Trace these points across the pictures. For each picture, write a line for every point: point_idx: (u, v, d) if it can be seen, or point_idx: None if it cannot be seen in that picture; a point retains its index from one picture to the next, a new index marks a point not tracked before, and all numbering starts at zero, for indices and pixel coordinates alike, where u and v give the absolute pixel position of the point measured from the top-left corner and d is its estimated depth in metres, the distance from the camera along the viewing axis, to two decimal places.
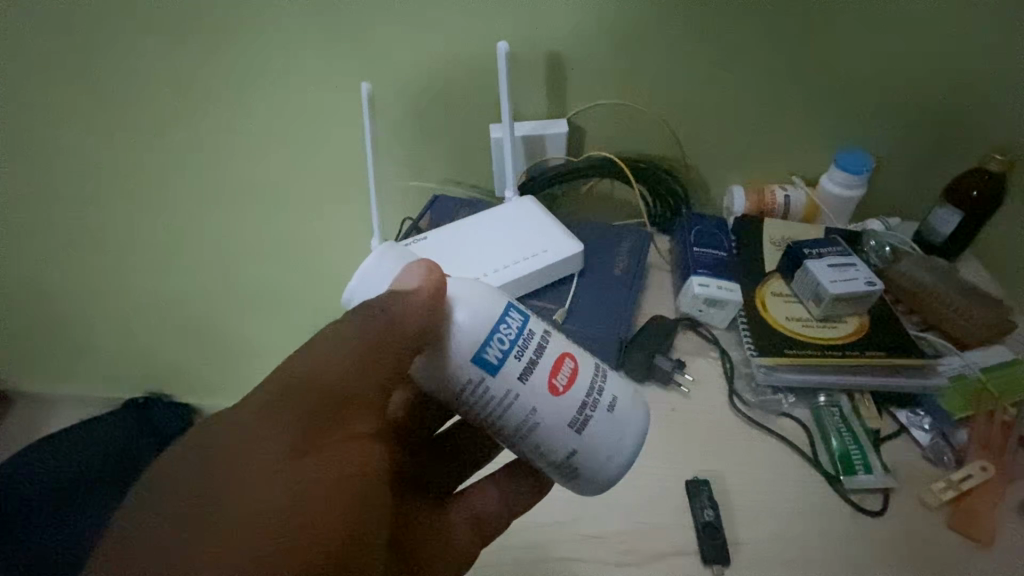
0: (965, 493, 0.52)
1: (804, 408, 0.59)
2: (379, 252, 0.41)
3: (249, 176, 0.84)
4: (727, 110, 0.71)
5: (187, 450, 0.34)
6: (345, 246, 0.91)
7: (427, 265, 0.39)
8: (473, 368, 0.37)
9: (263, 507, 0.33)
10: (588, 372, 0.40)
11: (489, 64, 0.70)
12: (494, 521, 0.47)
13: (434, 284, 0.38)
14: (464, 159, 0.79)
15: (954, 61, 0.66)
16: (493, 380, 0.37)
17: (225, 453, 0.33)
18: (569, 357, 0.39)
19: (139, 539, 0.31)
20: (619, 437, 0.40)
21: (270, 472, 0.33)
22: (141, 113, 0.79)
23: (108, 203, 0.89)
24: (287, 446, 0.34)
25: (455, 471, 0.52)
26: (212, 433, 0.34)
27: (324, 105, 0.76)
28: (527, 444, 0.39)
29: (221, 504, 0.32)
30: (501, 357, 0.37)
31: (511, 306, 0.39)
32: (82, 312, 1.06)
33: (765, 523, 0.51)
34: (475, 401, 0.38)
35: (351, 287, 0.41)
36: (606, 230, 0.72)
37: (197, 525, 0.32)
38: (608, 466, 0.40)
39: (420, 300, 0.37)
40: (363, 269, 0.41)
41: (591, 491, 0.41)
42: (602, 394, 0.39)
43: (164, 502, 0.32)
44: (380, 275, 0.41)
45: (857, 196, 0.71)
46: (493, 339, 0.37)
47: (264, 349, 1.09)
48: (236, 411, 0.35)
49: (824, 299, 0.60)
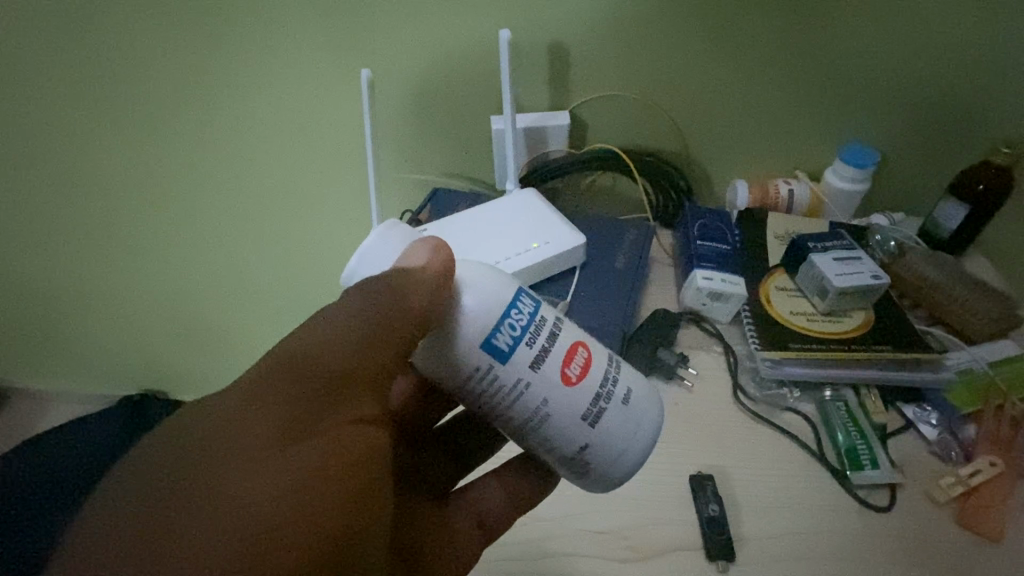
0: (974, 489, 0.51)
1: (810, 403, 0.58)
2: (382, 232, 0.40)
3: (246, 169, 0.82)
4: (731, 104, 0.71)
5: (177, 431, 0.33)
6: (342, 239, 0.89)
7: (435, 244, 0.38)
8: (483, 355, 0.36)
9: (257, 493, 0.32)
10: (601, 363, 0.39)
11: (490, 55, 0.69)
12: (496, 518, 0.46)
13: (442, 263, 0.37)
14: (465, 152, 0.78)
15: (961, 54, 0.65)
16: (503, 368, 0.36)
17: (218, 439, 0.32)
18: (582, 346, 0.39)
19: (114, 525, 0.30)
20: (633, 432, 0.39)
21: (267, 460, 0.32)
22: (136, 104, 0.77)
23: (102, 197, 0.88)
24: (283, 432, 0.33)
25: (456, 466, 0.51)
26: (202, 415, 0.34)
27: (322, 96, 0.75)
28: (537, 437, 0.38)
29: (214, 494, 0.31)
30: (511, 344, 0.36)
31: (521, 292, 0.38)
32: (77, 307, 1.05)
33: (769, 520, 0.50)
34: (481, 392, 0.37)
35: (350, 267, 0.40)
36: (608, 224, 0.71)
37: (182, 514, 0.30)
38: (619, 462, 0.39)
39: (425, 282, 0.36)
40: (363, 250, 0.40)
41: (600, 488, 0.40)
42: (616, 386, 0.39)
43: (147, 490, 0.31)
44: (382, 257, 0.40)
45: (861, 190, 0.70)
46: (503, 325, 0.37)
47: (259, 346, 1.08)
48: (230, 398, 0.34)
49: (830, 292, 0.59)
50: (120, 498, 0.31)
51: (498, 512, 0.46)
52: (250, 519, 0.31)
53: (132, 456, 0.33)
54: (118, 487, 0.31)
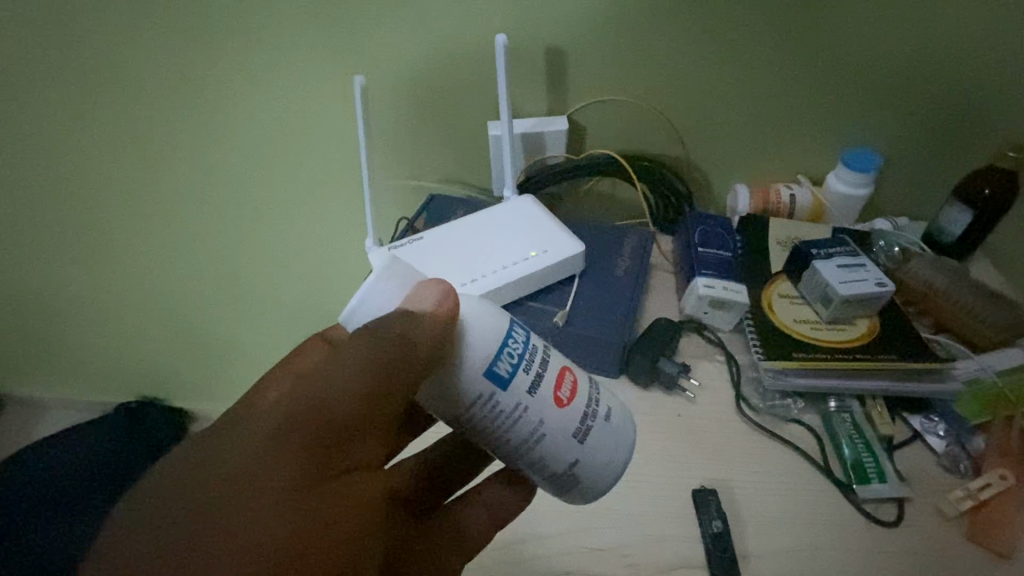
0: (984, 503, 0.50)
1: (813, 414, 0.57)
2: (384, 267, 0.38)
3: (241, 176, 0.81)
4: (733, 107, 0.69)
5: (202, 464, 0.34)
6: (339, 245, 0.88)
7: (445, 289, 0.37)
8: (485, 382, 0.35)
9: (277, 523, 0.33)
10: (586, 383, 0.39)
11: (486, 60, 0.68)
12: (477, 539, 0.46)
13: (450, 310, 0.36)
14: (464, 158, 0.77)
15: (966, 56, 0.64)
16: (503, 395, 0.36)
17: (240, 472, 0.33)
18: (569, 370, 0.39)
19: (152, 545, 0.32)
20: (617, 444, 0.39)
21: (284, 495, 0.33)
22: (127, 114, 0.76)
23: (94, 206, 0.87)
24: (300, 470, 0.34)
25: (438, 493, 0.50)
26: (223, 447, 0.34)
27: (316, 104, 0.74)
28: (531, 458, 0.37)
29: (238, 526, 0.33)
30: (511, 370, 0.36)
31: (514, 321, 0.38)
32: (71, 315, 1.03)
33: (774, 537, 0.49)
34: (483, 418, 0.36)
35: (352, 307, 0.37)
36: (608, 230, 0.70)
37: (211, 542, 0.32)
38: (605, 477, 0.39)
39: (434, 327, 0.35)
40: (364, 287, 0.37)
41: (583, 500, 0.40)
42: (598, 404, 0.39)
43: (177, 517, 0.32)
44: (387, 294, 0.37)
45: (864, 195, 0.69)
46: (503, 353, 0.36)
47: (260, 353, 1.07)
48: (251, 432, 0.34)
49: (834, 300, 0.58)
50: (144, 526, 0.32)
51: (481, 533, 0.46)
52: (254, 551, 0.32)
53: (162, 479, 0.34)
54: (147, 510, 0.33)
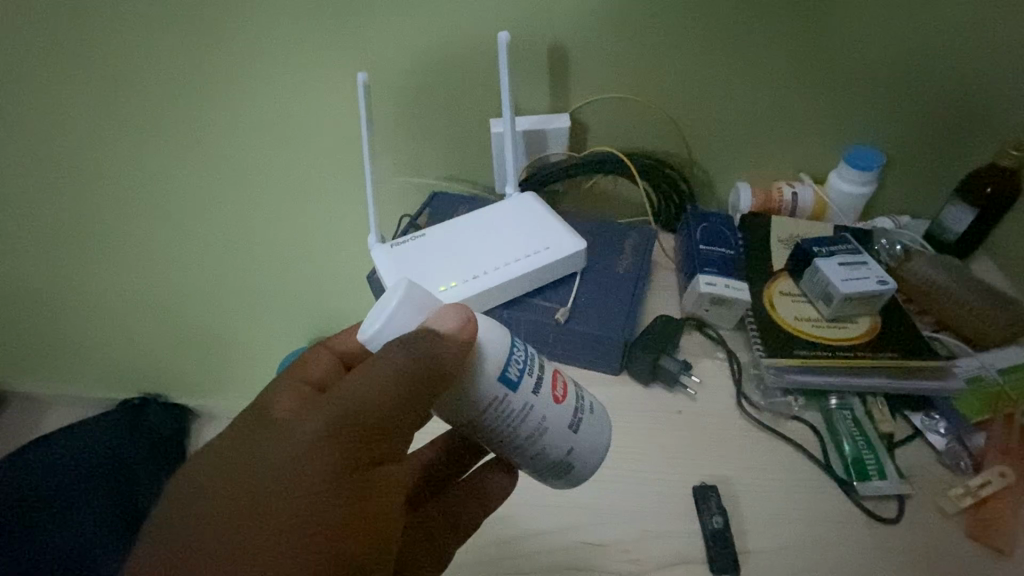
0: (985, 499, 0.50)
1: (815, 412, 0.57)
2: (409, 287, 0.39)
3: (243, 173, 0.81)
4: (735, 105, 0.69)
5: (242, 467, 0.36)
6: (340, 241, 0.88)
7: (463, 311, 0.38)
8: (498, 386, 0.38)
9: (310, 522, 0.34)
10: (572, 382, 0.42)
11: (487, 57, 0.68)
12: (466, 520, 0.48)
13: (469, 331, 0.37)
14: (466, 155, 0.77)
15: (968, 54, 0.64)
16: (513, 397, 0.38)
17: (275, 476, 0.35)
18: (559, 372, 0.42)
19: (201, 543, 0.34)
20: (603, 435, 0.42)
21: (316, 496, 0.35)
22: (130, 111, 0.76)
23: (97, 203, 0.87)
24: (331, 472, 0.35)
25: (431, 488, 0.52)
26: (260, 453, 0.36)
27: (318, 101, 0.74)
28: (532, 451, 0.40)
29: (274, 525, 0.34)
30: (519, 375, 0.38)
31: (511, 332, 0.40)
32: (74, 312, 1.04)
33: (774, 533, 0.49)
34: (495, 418, 0.38)
35: (378, 325, 0.38)
36: (609, 227, 0.70)
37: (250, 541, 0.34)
38: (591, 462, 0.42)
39: (455, 345, 0.36)
40: (390, 304, 0.38)
41: (568, 485, 0.43)
42: (584, 398, 0.42)
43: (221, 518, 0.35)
44: (410, 312, 0.39)
45: (865, 193, 0.69)
46: (512, 360, 0.39)
47: (263, 349, 1.07)
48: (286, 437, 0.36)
49: (835, 298, 0.58)
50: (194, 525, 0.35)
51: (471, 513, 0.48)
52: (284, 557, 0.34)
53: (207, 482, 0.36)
54: (196, 509, 0.35)
